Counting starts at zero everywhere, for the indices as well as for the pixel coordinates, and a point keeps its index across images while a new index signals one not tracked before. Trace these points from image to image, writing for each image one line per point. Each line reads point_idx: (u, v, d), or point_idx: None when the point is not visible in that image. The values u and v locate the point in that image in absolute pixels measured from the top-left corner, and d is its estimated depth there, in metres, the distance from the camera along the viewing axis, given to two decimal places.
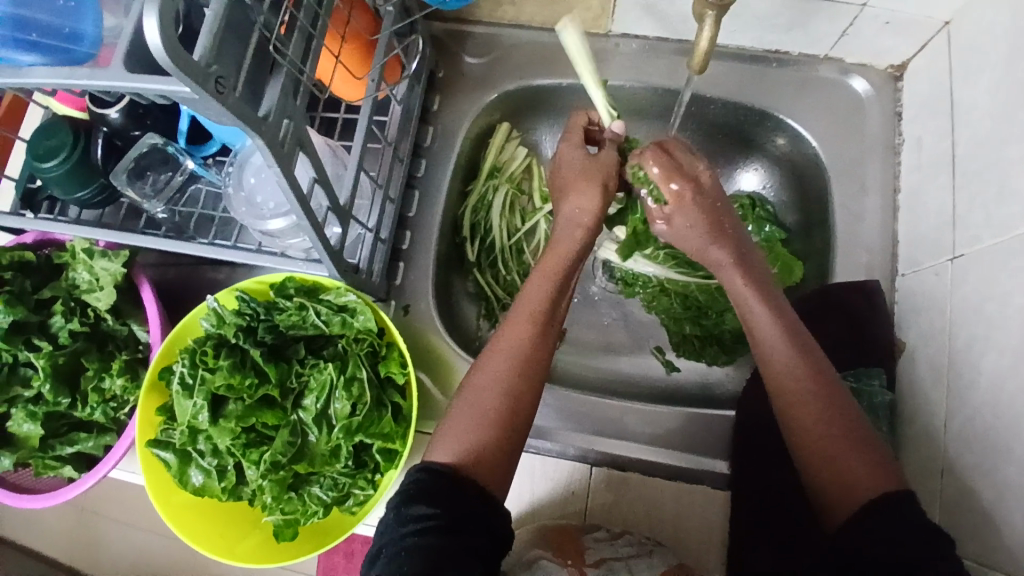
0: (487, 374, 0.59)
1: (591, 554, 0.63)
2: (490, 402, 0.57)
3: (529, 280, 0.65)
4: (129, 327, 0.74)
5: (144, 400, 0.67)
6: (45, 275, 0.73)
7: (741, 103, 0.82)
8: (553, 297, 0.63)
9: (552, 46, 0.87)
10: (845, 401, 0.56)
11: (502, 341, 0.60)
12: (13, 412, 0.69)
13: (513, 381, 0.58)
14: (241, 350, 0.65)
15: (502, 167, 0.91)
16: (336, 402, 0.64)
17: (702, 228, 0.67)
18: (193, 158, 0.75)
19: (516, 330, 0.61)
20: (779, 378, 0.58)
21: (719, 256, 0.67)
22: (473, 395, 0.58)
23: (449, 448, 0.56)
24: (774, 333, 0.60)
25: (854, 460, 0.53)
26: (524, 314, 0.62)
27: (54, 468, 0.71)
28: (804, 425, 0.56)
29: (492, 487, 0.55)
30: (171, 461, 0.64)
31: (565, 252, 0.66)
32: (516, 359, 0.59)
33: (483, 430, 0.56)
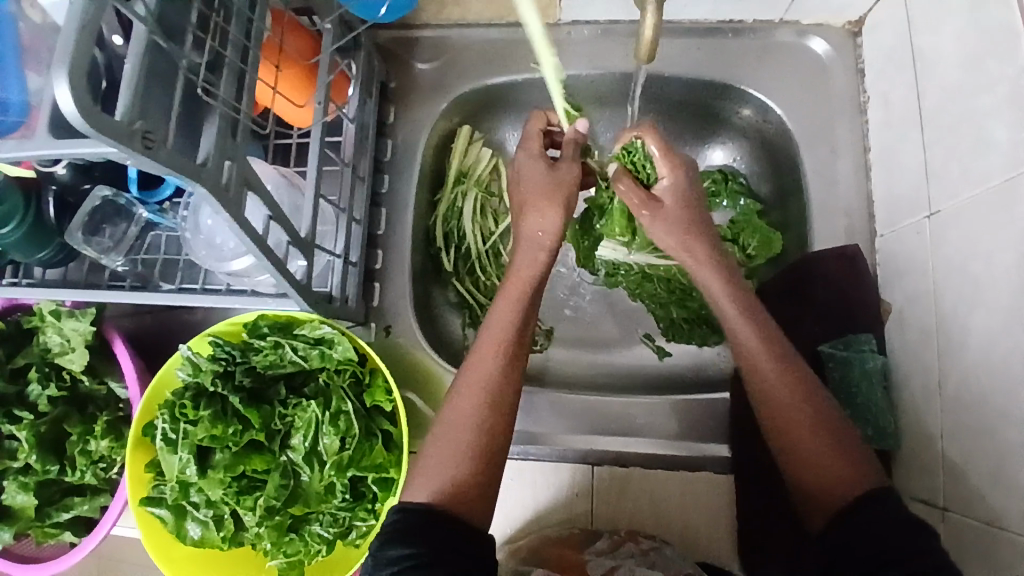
0: (458, 409, 0.59)
1: (594, 565, 0.66)
2: (460, 439, 0.58)
3: (491, 308, 0.64)
4: (108, 385, 0.72)
5: (130, 458, 0.65)
6: (16, 343, 0.71)
7: (702, 78, 0.80)
8: (518, 323, 0.62)
9: (502, 42, 0.85)
10: (823, 399, 0.58)
11: (467, 377, 0.60)
12: (5, 485, 0.69)
13: (485, 412, 0.59)
14: (223, 396, 0.64)
15: (469, 172, 0.89)
16: (325, 438, 0.64)
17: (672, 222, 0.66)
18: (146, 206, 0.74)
19: (478, 364, 0.60)
20: (762, 384, 0.59)
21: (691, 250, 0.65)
22: (443, 432, 0.59)
23: (423, 489, 0.56)
24: (752, 339, 0.60)
25: (831, 459, 0.55)
26: (489, 344, 0.61)
27: (55, 534, 0.70)
28: (784, 430, 0.58)
29: (472, 517, 0.56)
30: (167, 517, 0.63)
31: (529, 283, 0.63)
32: (482, 391, 0.59)
33: (458, 464, 0.57)
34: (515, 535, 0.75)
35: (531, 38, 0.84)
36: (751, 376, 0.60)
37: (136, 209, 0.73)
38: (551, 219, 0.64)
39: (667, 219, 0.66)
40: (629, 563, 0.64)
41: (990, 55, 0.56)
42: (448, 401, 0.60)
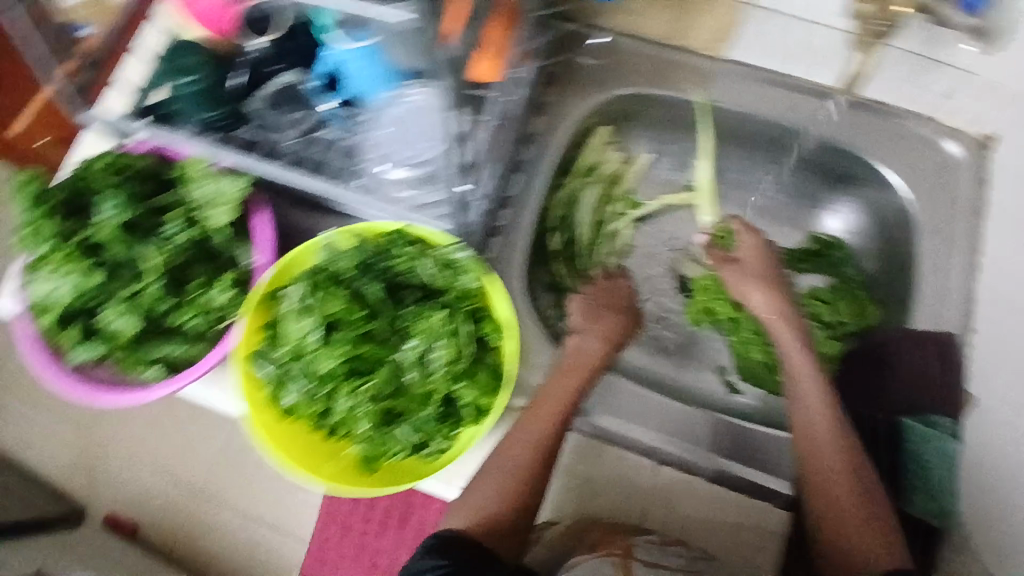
0: (508, 454, 0.71)
1: (639, 551, 0.69)
2: (504, 480, 0.71)
3: (558, 374, 0.75)
4: (237, 248, 0.74)
5: (247, 315, 0.68)
6: (162, 183, 0.74)
7: (844, 147, 0.87)
8: (577, 391, 0.74)
9: (668, 58, 0.90)
10: (864, 474, 0.71)
11: (525, 430, 0.72)
12: (109, 305, 0.69)
13: (529, 461, 0.71)
14: (357, 283, 0.69)
15: (597, 167, 0.95)
16: (437, 349, 0.68)
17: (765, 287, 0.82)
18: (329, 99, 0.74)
19: (537, 420, 0.72)
20: (817, 450, 0.72)
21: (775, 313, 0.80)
22: (491, 470, 0.72)
23: (464, 516, 0.70)
24: (818, 404, 0.74)
25: (861, 532, 0.68)
26: (550, 406, 0.72)
27: (139, 368, 0.70)
28: (832, 496, 0.70)
29: (495, 540, 0.69)
30: (269, 377, 0.67)
31: (592, 360, 0.77)
32: (535, 444, 0.72)
33: (494, 501, 0.70)
34: (576, 503, 0.84)
35: (695, 62, 0.89)
36: (805, 439, 0.73)
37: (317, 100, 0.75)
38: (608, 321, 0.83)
39: (749, 271, 0.85)
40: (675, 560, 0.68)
41: None
42: (503, 445, 0.72)
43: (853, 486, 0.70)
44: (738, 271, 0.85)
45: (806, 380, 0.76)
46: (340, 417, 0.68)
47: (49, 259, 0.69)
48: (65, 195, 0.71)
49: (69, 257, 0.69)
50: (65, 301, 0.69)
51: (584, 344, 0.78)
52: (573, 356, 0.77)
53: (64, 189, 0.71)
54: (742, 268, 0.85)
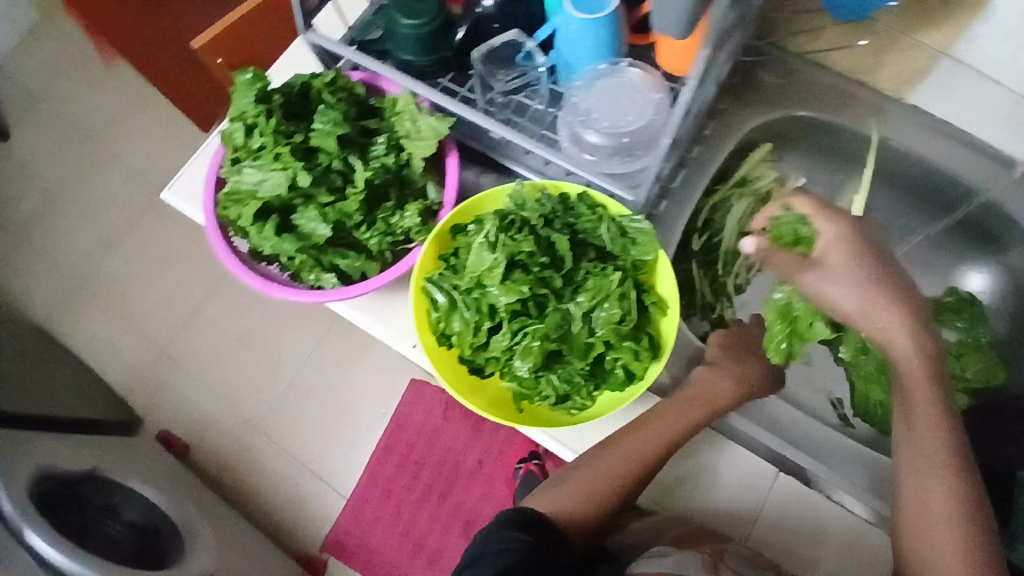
0: (608, 462, 0.75)
1: (728, 557, 0.70)
2: (597, 484, 0.75)
3: (675, 403, 0.78)
4: (425, 182, 0.79)
5: (430, 240, 0.73)
6: (364, 109, 0.80)
7: (1004, 209, 0.89)
8: (691, 425, 0.76)
9: (845, 91, 0.93)
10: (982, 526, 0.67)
11: (630, 443, 0.75)
12: (306, 208, 0.74)
13: (625, 474, 0.75)
14: (542, 231, 0.72)
15: (751, 182, 0.98)
16: (605, 308, 0.70)
17: (873, 296, 0.72)
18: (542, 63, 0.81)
19: (646, 440, 0.75)
20: (928, 498, 0.68)
21: (885, 324, 0.72)
22: (587, 471, 0.76)
23: (548, 503, 0.76)
24: (934, 445, 0.69)
25: None
26: (660, 430, 0.75)
27: (320, 273, 0.75)
28: (941, 552, 0.66)
29: (573, 533, 0.74)
30: (442, 303, 0.71)
31: (715, 400, 0.78)
32: (635, 461, 0.75)
33: (582, 500, 0.75)
34: (658, 495, 0.83)
35: (870, 99, 0.92)
36: (915, 479, 0.70)
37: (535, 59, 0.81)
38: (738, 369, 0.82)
39: (840, 275, 0.73)
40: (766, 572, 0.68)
41: None
42: (605, 452, 0.76)
43: (961, 543, 0.66)
44: (826, 276, 0.74)
45: (923, 413, 0.70)
46: (499, 353, 0.71)
47: (263, 153, 0.73)
48: (288, 101, 0.76)
49: (282, 154, 0.72)
50: (271, 195, 0.73)
51: (713, 384, 0.79)
52: (698, 394, 0.79)
53: (290, 96, 0.76)
54: (835, 274, 0.73)
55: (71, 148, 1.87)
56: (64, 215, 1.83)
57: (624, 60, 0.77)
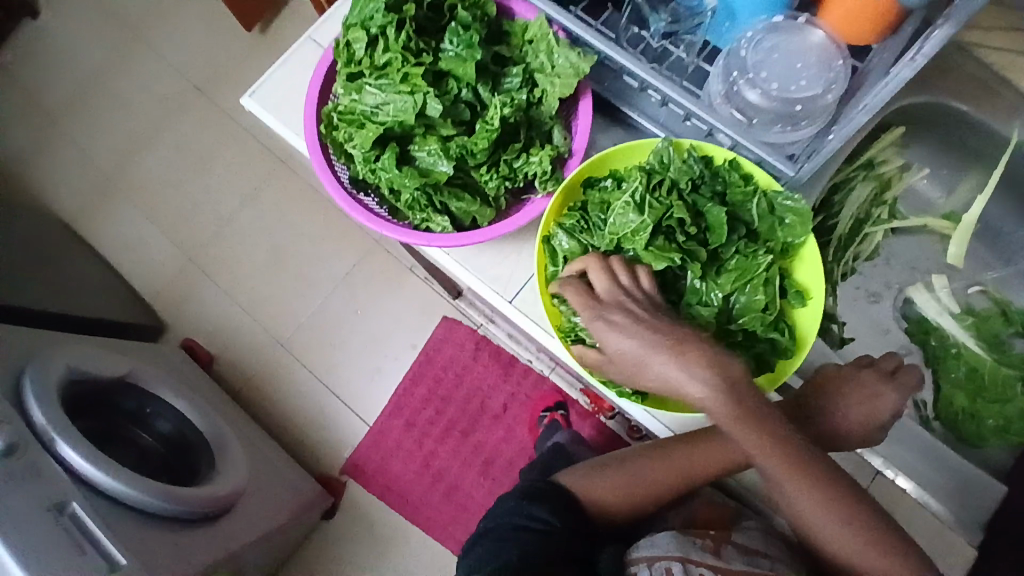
0: (648, 470, 0.76)
1: (739, 534, 0.72)
2: (634, 485, 0.76)
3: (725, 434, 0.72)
4: (552, 125, 0.70)
5: (563, 188, 0.67)
6: (493, 33, 0.71)
7: None
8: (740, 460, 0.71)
9: (997, 80, 0.84)
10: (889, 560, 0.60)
11: (673, 459, 0.74)
12: (427, 140, 0.66)
13: (663, 482, 0.75)
14: (689, 197, 0.66)
15: (876, 165, 0.91)
16: (747, 293, 0.65)
17: (644, 345, 0.59)
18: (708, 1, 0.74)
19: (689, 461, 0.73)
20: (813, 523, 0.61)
21: (662, 357, 0.58)
22: (630, 471, 0.77)
23: (585, 486, 0.78)
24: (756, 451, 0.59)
25: None
26: (706, 458, 0.72)
27: (431, 213, 0.67)
28: None
29: (599, 521, 0.77)
30: (570, 253, 0.65)
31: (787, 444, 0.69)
32: (674, 475, 0.74)
33: (618, 496, 0.77)
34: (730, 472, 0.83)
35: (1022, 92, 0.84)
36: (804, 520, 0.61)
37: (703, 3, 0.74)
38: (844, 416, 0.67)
39: (631, 327, 0.59)
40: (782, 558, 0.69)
41: None
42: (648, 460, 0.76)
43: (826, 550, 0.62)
44: (613, 325, 0.60)
45: (743, 440, 0.59)
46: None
47: (388, 72, 0.65)
48: (423, 14, 0.68)
49: (412, 76, 0.64)
50: (394, 120, 0.65)
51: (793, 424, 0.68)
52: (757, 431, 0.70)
53: (423, 9, 0.68)
54: (618, 326, 0.59)
55: (111, 31, 1.75)
56: (93, 105, 1.71)
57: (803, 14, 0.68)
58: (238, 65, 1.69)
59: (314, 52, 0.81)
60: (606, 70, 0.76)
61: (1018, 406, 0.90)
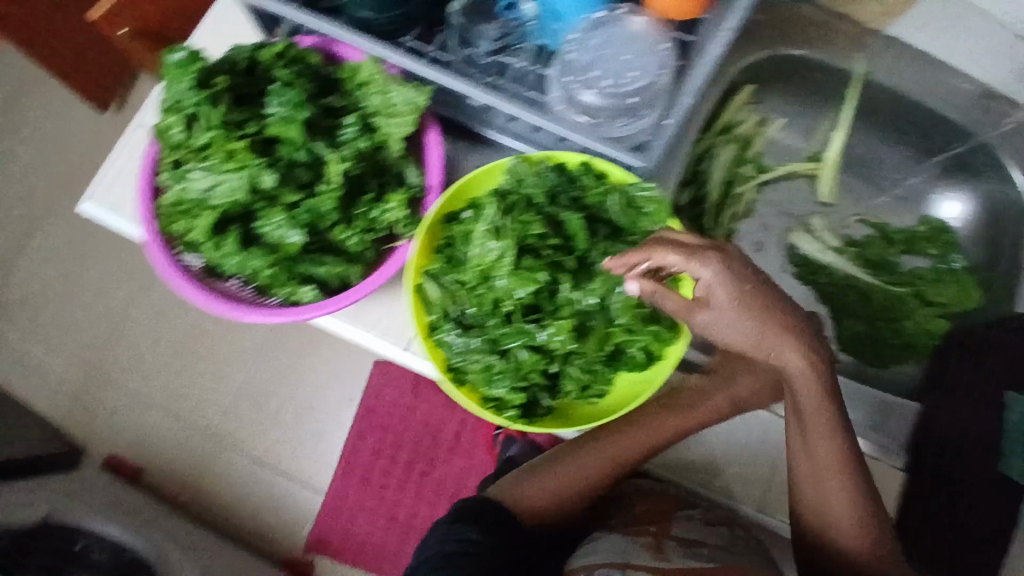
0: (581, 463, 0.77)
1: (676, 528, 0.71)
2: (567, 482, 0.77)
3: (653, 417, 0.76)
4: (404, 165, 0.68)
5: (424, 229, 0.65)
6: (323, 83, 0.67)
7: (978, 136, 0.89)
8: (668, 440, 0.75)
9: (824, 25, 0.89)
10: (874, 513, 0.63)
11: (604, 449, 0.76)
12: (271, 213, 0.63)
13: (596, 475, 0.77)
14: (547, 211, 0.65)
15: (733, 127, 0.93)
16: (622, 292, 0.65)
17: (734, 305, 0.57)
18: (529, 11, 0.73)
19: (620, 446, 0.76)
20: (821, 480, 0.63)
21: (722, 302, 0.57)
22: (562, 469, 0.77)
23: (516, 495, 0.77)
24: (807, 408, 0.61)
25: None
26: (635, 443, 0.75)
27: (294, 287, 0.65)
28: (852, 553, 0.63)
29: (535, 529, 0.76)
30: (438, 299, 0.64)
31: (708, 417, 0.73)
32: (607, 465, 0.76)
33: (555, 497, 0.77)
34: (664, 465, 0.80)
35: (849, 32, 0.89)
36: (814, 479, 0.63)
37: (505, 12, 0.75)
38: (745, 382, 0.72)
39: (730, 312, 0.57)
40: (717, 547, 0.67)
41: None
42: (581, 454, 0.77)
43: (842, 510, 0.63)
44: (716, 279, 0.56)
45: (800, 386, 0.61)
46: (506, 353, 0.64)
47: (211, 152, 0.62)
48: (234, 82, 0.64)
49: (236, 152, 0.62)
50: (227, 202, 0.62)
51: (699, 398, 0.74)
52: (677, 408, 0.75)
53: (234, 76, 0.64)
54: (716, 308, 0.58)
55: None
56: None
57: (623, 6, 0.69)
58: (94, 147, 1.57)
59: (139, 134, 0.77)
60: (448, 97, 0.74)
61: (913, 321, 0.92)
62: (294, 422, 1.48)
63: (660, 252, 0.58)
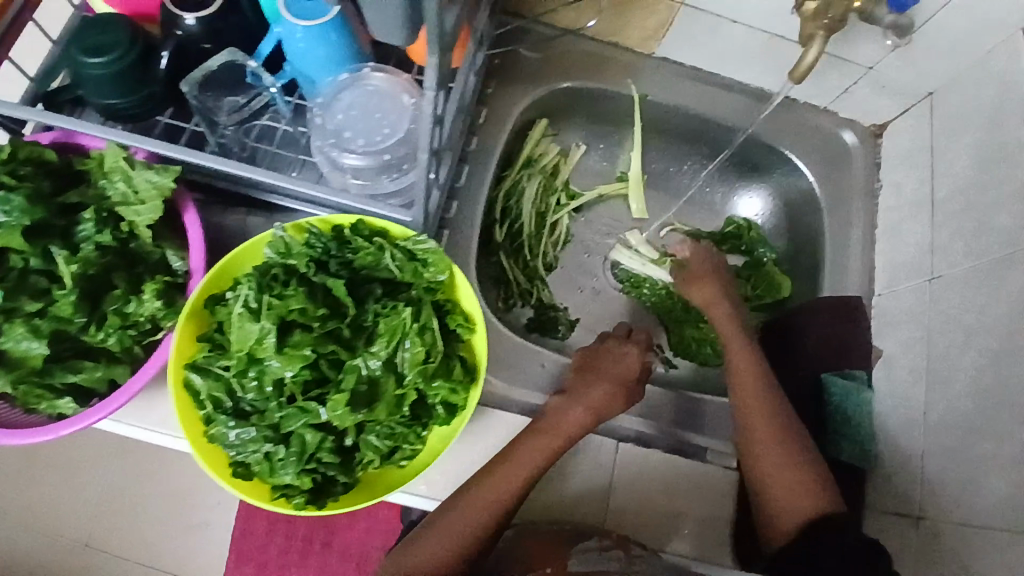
0: (462, 514, 0.69)
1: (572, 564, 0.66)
2: (451, 538, 0.69)
3: (525, 444, 0.72)
4: (163, 251, 0.66)
5: (183, 322, 0.62)
6: (62, 179, 0.64)
7: (757, 136, 0.95)
8: (547, 462, 0.71)
9: (598, 54, 0.93)
10: (798, 446, 0.76)
11: (480, 494, 0.70)
12: (9, 328, 0.59)
13: (481, 523, 0.69)
14: (317, 279, 0.63)
15: (536, 160, 0.96)
16: (406, 350, 0.63)
17: (727, 287, 0.89)
18: (273, 82, 0.69)
19: (500, 486, 0.70)
20: (752, 421, 0.77)
21: (710, 282, 0.90)
22: (441, 526, 0.69)
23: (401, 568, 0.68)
24: (742, 344, 0.83)
25: (805, 491, 0.73)
26: (513, 475, 0.70)
27: (50, 400, 0.61)
28: (779, 477, 0.74)
29: None
30: (208, 392, 0.61)
31: (569, 430, 0.73)
32: (490, 508, 0.69)
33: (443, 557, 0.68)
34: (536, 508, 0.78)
35: (622, 58, 0.94)
36: (746, 416, 0.78)
37: (260, 84, 0.69)
38: (597, 390, 0.77)
39: (694, 273, 0.91)
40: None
41: (1010, 162, 0.72)
42: (456, 505, 0.70)
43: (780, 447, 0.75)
44: (692, 277, 0.91)
45: (726, 326, 0.85)
46: (292, 437, 0.61)
47: None
48: None
49: None
50: None
51: (563, 413, 0.75)
52: (547, 429, 0.73)
53: None
54: (695, 288, 0.90)
55: None
56: None
57: (368, 65, 0.69)
58: None
59: None
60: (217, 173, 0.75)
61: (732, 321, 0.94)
62: (152, 536, 1.29)
63: (694, 246, 0.93)
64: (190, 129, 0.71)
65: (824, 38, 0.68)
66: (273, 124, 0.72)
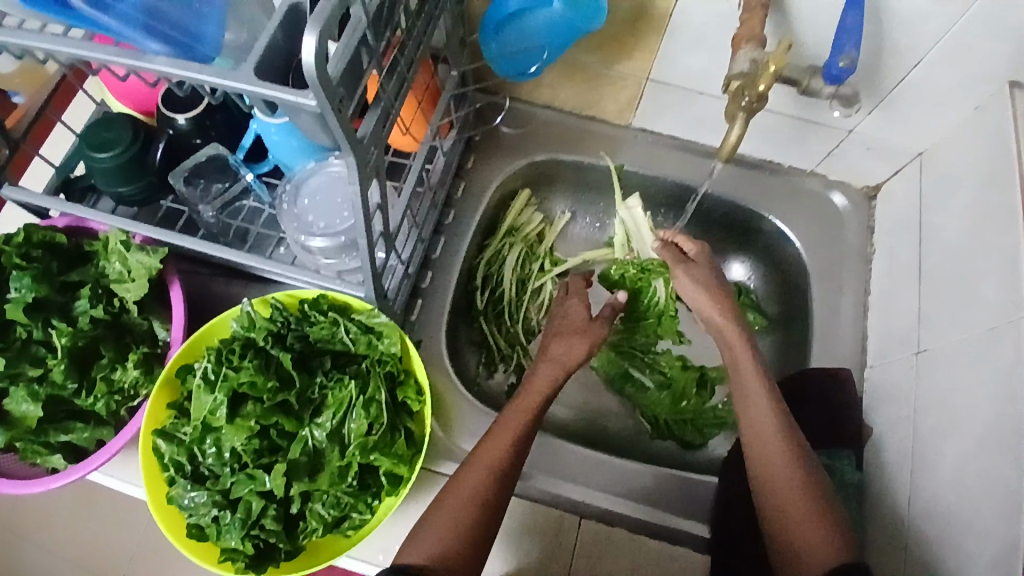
0: (463, 484, 0.64)
1: None
2: (457, 516, 0.62)
3: (505, 414, 0.70)
4: (150, 322, 0.74)
5: (155, 394, 0.68)
6: (71, 259, 0.73)
7: (740, 201, 0.94)
8: (527, 428, 0.69)
9: (578, 128, 0.97)
10: (815, 474, 0.64)
11: (473, 466, 0.65)
12: (13, 390, 0.67)
13: (483, 493, 0.63)
14: (272, 351, 0.68)
15: (519, 229, 0.98)
16: (352, 421, 0.66)
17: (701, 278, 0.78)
18: (251, 172, 0.79)
19: (490, 449, 0.66)
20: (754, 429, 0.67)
21: (694, 277, 0.79)
22: (442, 512, 0.62)
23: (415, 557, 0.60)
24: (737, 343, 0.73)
25: (816, 531, 0.59)
26: (500, 437, 0.67)
27: (44, 455, 0.68)
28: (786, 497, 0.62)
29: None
30: (170, 456, 0.66)
31: (543, 387, 0.73)
32: (485, 481, 0.64)
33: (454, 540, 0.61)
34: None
35: (602, 130, 0.97)
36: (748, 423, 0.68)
37: (241, 172, 0.79)
38: (560, 345, 0.77)
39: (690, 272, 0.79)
40: None
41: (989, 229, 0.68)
42: (455, 484, 0.64)
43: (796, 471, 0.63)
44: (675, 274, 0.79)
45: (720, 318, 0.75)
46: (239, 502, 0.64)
47: None
48: None
49: None
50: None
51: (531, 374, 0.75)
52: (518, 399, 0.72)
53: None
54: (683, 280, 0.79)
55: None
56: None
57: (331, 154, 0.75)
58: None
59: None
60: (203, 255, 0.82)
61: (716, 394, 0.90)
62: None
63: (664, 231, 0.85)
64: (184, 217, 0.81)
65: (749, 116, 0.72)
66: (254, 206, 0.80)
